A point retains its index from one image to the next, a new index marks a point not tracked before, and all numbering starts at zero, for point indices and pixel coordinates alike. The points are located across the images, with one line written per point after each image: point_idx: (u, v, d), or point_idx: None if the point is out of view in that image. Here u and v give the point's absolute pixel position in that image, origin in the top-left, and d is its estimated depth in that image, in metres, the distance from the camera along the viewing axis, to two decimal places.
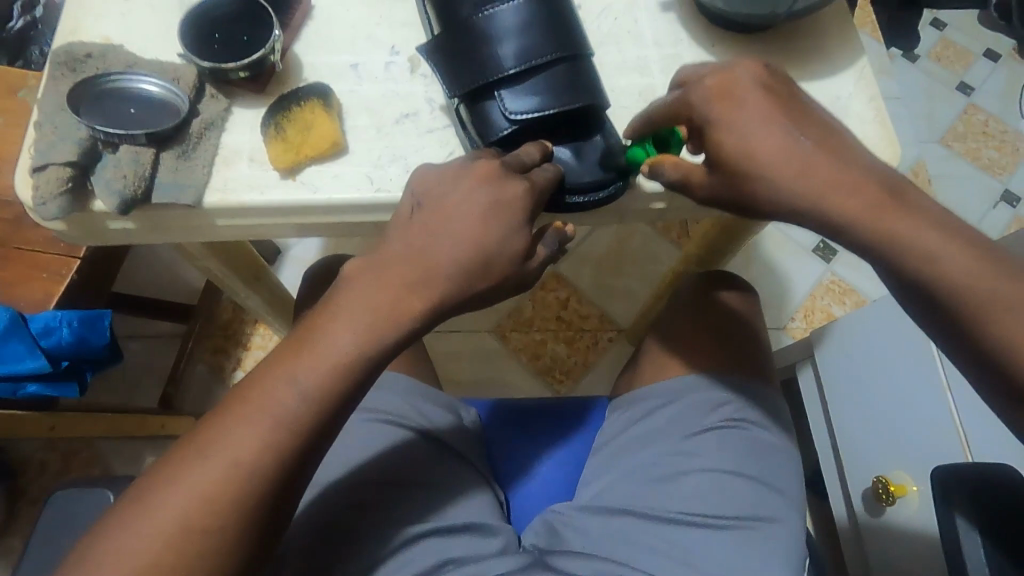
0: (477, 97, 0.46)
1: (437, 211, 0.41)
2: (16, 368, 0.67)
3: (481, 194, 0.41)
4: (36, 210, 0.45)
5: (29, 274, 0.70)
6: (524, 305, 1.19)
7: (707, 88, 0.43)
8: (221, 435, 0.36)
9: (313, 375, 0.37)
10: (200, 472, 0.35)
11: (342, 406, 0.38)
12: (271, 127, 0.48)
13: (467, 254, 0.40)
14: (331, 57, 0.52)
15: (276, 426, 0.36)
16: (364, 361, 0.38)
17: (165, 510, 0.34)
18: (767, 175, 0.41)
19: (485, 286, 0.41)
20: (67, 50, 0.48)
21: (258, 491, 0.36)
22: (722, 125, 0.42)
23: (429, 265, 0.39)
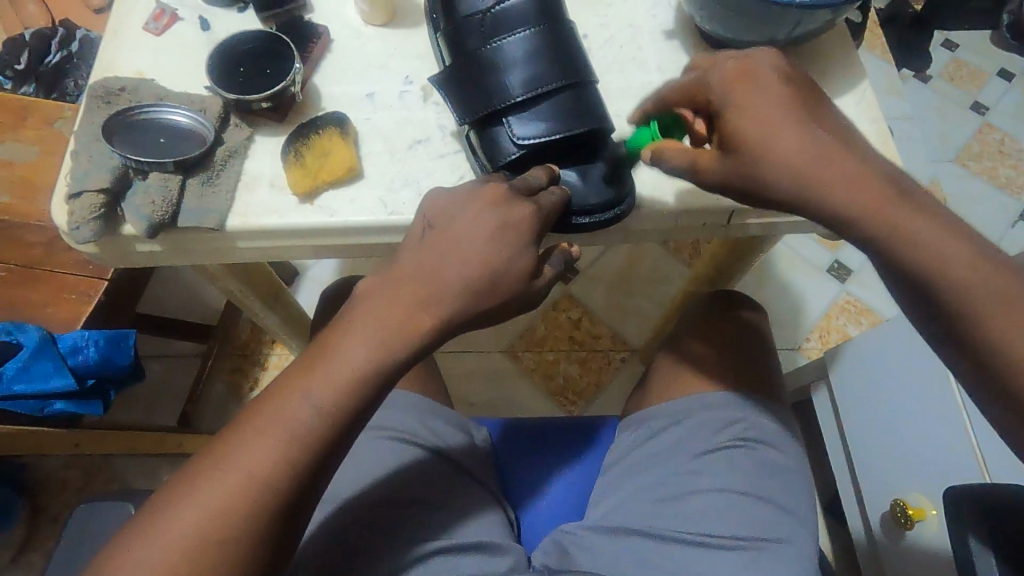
0: (486, 123, 0.48)
1: (446, 232, 0.42)
2: (40, 386, 0.68)
3: (489, 215, 0.42)
4: (70, 235, 0.47)
5: (60, 296, 0.74)
6: (536, 325, 1.20)
7: (726, 73, 0.43)
8: (235, 449, 0.37)
9: (325, 390, 0.38)
10: (215, 485, 0.36)
11: (352, 421, 0.39)
12: (291, 153, 0.50)
13: (475, 273, 0.41)
14: (348, 87, 0.54)
15: (289, 440, 0.37)
16: (375, 375, 0.39)
17: (180, 522, 0.36)
18: (781, 161, 0.41)
19: (491, 303, 0.42)
20: (103, 85, 0.51)
21: (271, 505, 0.37)
22: (737, 109, 0.42)
23: (439, 281, 0.41)
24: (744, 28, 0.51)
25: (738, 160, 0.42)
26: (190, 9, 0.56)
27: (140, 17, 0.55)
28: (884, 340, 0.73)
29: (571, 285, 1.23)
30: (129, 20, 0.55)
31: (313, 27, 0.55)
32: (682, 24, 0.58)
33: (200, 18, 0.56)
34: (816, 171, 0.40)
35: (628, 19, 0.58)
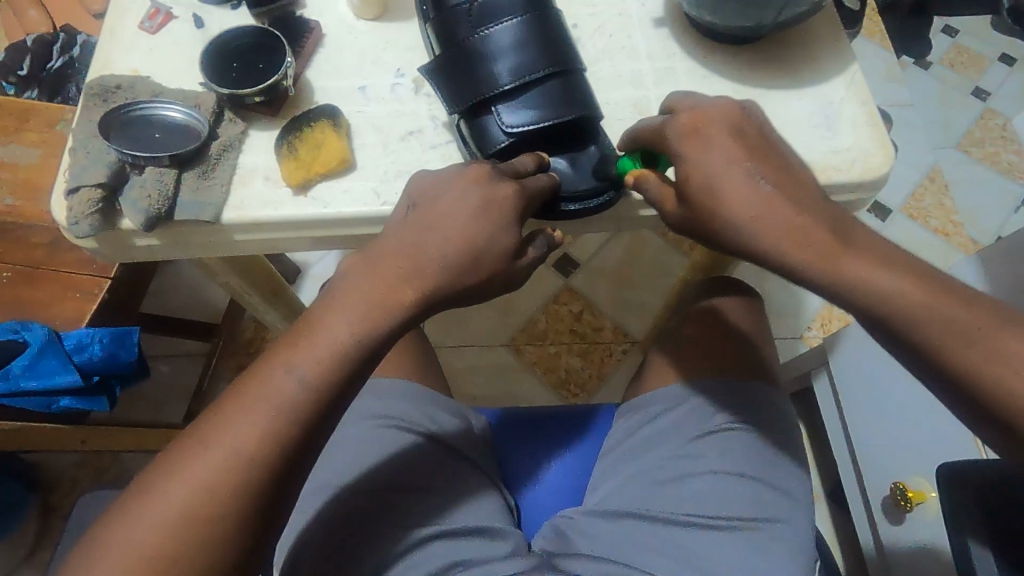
0: (476, 112, 0.49)
1: (430, 211, 0.43)
2: (49, 383, 0.69)
3: (471, 194, 0.43)
4: (69, 230, 0.48)
5: (64, 295, 0.76)
6: (537, 319, 1.21)
7: (679, 123, 0.45)
8: (223, 426, 0.38)
9: (310, 364, 0.39)
10: (203, 461, 0.37)
11: (336, 393, 0.39)
12: (284, 147, 0.51)
13: (457, 250, 0.42)
14: (341, 81, 0.55)
15: (275, 415, 0.38)
16: (358, 351, 0.40)
17: (170, 498, 0.36)
18: (728, 223, 0.42)
19: (474, 278, 0.43)
20: (99, 83, 0.52)
21: (258, 480, 0.37)
22: (689, 163, 0.43)
23: (422, 261, 0.42)
24: (731, 14, 0.52)
25: (694, 209, 0.44)
26: (185, 7, 0.57)
27: (135, 16, 0.56)
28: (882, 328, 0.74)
29: (572, 279, 1.23)
30: (125, 20, 0.56)
31: (305, 23, 0.56)
32: (671, 12, 0.58)
33: (194, 16, 0.57)
34: (764, 226, 0.41)
35: (617, 9, 0.59)
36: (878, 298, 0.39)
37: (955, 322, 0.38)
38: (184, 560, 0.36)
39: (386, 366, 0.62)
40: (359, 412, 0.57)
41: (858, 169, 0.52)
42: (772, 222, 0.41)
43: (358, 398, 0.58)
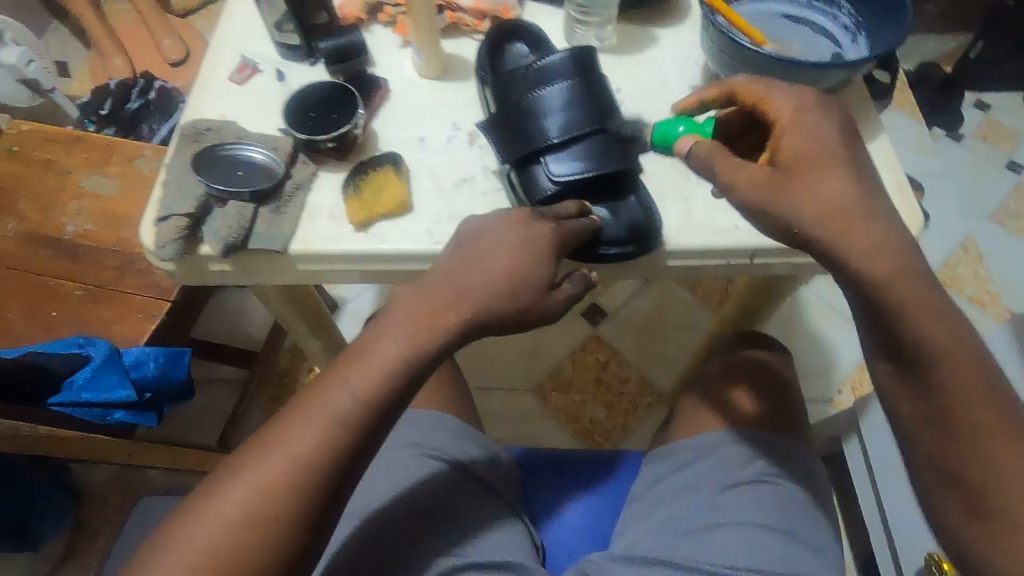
0: (526, 163, 0.53)
1: (480, 245, 0.47)
2: (107, 395, 0.73)
3: (514, 233, 0.47)
4: (156, 254, 0.53)
5: (126, 315, 0.81)
6: (564, 366, 1.23)
7: (794, 98, 0.45)
8: (282, 437, 0.41)
9: (364, 381, 0.42)
10: (262, 467, 0.40)
11: (384, 411, 0.42)
12: (350, 188, 0.56)
13: (500, 282, 0.46)
14: (403, 132, 0.61)
15: (327, 430, 0.41)
16: (406, 371, 0.43)
17: (232, 499, 0.39)
18: (828, 204, 0.41)
19: (512, 311, 0.46)
20: (192, 125, 0.58)
21: (311, 489, 0.40)
22: (798, 134, 0.43)
23: (465, 294, 0.45)
24: None
25: (790, 182, 0.42)
26: (269, 63, 0.65)
27: (226, 70, 0.64)
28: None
29: (599, 328, 1.26)
30: (217, 73, 0.64)
31: (376, 80, 0.63)
32: (708, 81, 0.63)
33: (277, 70, 0.64)
34: (863, 222, 0.41)
35: (657, 77, 0.64)
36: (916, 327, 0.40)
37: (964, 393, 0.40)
38: (239, 559, 0.38)
39: (424, 398, 0.64)
40: (399, 439, 0.60)
41: None
42: (847, 230, 0.41)
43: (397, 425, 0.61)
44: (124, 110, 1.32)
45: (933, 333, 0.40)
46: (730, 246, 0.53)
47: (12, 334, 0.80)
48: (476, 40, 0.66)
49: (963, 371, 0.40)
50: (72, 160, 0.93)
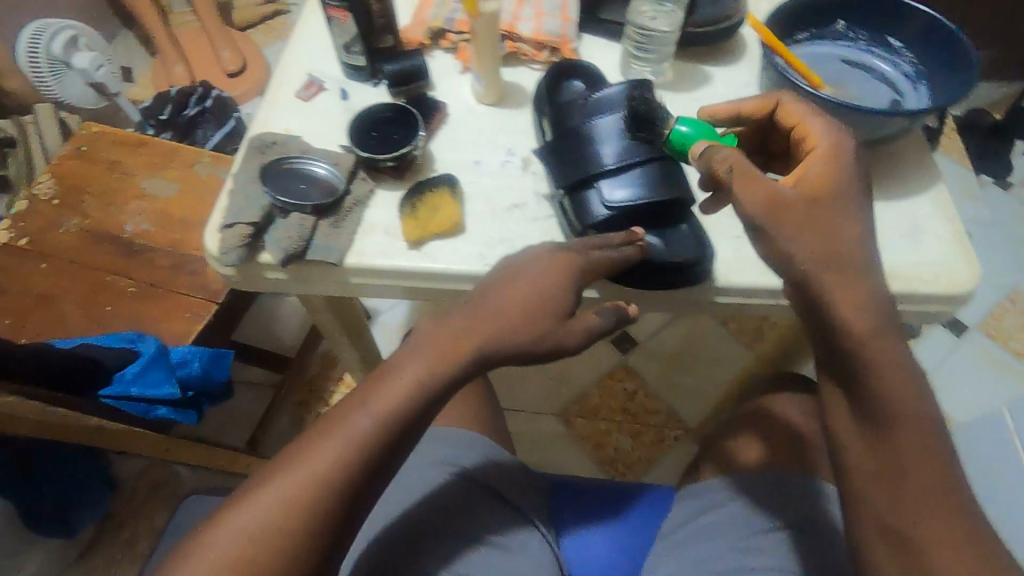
0: (579, 189, 0.53)
1: (509, 272, 0.48)
2: (152, 391, 0.75)
3: (544, 262, 0.47)
4: (219, 260, 0.55)
5: (175, 314, 0.84)
6: (590, 393, 1.22)
7: (828, 148, 0.45)
8: (305, 451, 0.42)
9: (384, 401, 0.43)
10: (287, 478, 0.41)
11: (404, 429, 0.43)
12: (407, 207, 0.57)
13: (516, 311, 0.45)
14: (458, 156, 0.62)
15: (347, 447, 0.41)
16: (426, 393, 0.43)
17: (253, 511, 0.40)
18: (834, 252, 0.41)
19: (539, 342, 0.45)
20: (260, 138, 0.61)
21: (328, 505, 0.41)
22: (822, 179, 0.43)
23: (495, 318, 0.45)
24: None
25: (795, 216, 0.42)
26: (334, 82, 0.67)
27: (293, 87, 0.67)
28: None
29: (628, 356, 1.25)
30: (284, 89, 0.67)
31: (436, 103, 0.64)
32: None
33: (341, 89, 0.67)
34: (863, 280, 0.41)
35: None
36: (883, 380, 0.39)
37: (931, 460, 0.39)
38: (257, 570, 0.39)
39: (459, 419, 0.65)
40: (433, 457, 0.61)
41: (943, 281, 0.53)
42: (848, 282, 0.41)
43: (432, 443, 0.62)
44: (181, 117, 1.37)
45: (913, 397, 0.39)
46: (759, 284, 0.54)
47: (66, 325, 0.83)
48: (532, 70, 0.68)
49: (925, 437, 0.39)
50: (135, 162, 0.98)
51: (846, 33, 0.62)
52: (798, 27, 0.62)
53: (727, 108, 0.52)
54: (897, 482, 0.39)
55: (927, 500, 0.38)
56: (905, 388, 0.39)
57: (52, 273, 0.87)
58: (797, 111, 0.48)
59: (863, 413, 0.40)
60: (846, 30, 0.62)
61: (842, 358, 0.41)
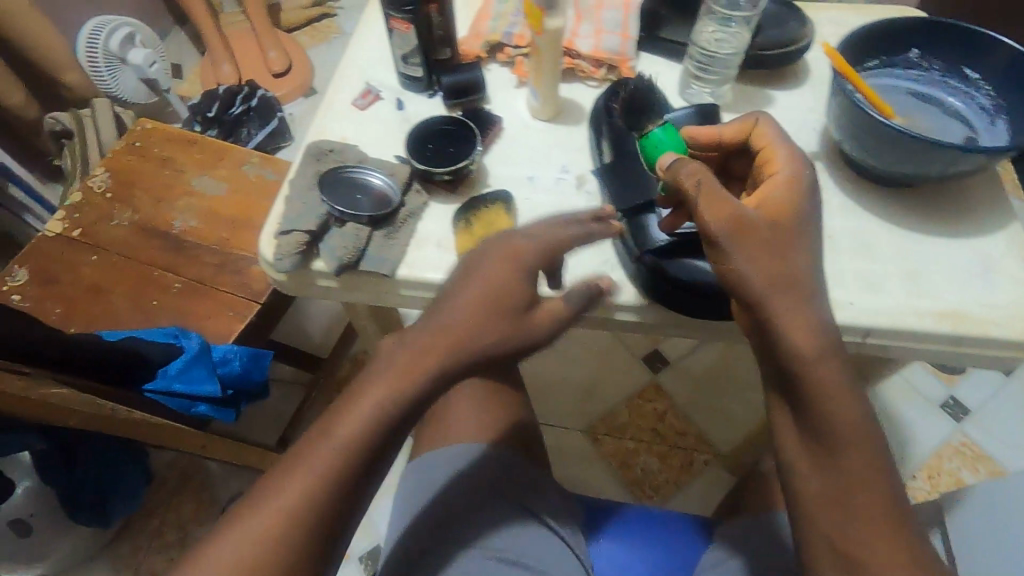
0: (640, 211, 0.53)
1: (460, 280, 0.45)
2: (193, 389, 0.76)
3: (490, 266, 0.45)
4: (273, 265, 0.55)
5: (219, 312, 0.85)
6: (619, 412, 1.20)
7: (788, 180, 0.47)
8: (272, 481, 0.40)
9: (348, 426, 0.40)
10: (263, 511, 0.39)
11: (370, 452, 0.41)
12: (461, 222, 0.57)
13: (477, 325, 0.43)
14: (512, 171, 0.62)
15: (315, 474, 0.39)
16: (386, 415, 0.41)
17: (220, 550, 0.38)
18: (784, 276, 0.43)
19: (513, 344, 0.45)
20: (317, 145, 0.61)
21: (294, 538, 0.38)
22: (781, 209, 0.45)
23: (450, 325, 0.43)
24: (896, 160, 0.53)
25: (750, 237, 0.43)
26: (391, 92, 0.68)
27: (350, 95, 0.67)
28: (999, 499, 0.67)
29: (659, 375, 1.23)
30: (341, 97, 0.67)
31: (492, 118, 0.64)
32: (824, 149, 0.61)
33: (397, 99, 0.67)
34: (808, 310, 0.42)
35: None
36: (841, 410, 0.40)
37: (880, 497, 0.40)
38: None
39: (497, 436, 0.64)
40: (476, 477, 0.61)
41: (1019, 326, 0.51)
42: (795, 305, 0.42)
43: (477, 460, 0.62)
44: (228, 115, 1.39)
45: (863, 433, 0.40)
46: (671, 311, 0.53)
47: (114, 317, 0.85)
48: (588, 86, 0.67)
49: (875, 473, 0.40)
50: (186, 159, 1.00)
51: (919, 62, 0.60)
52: (869, 54, 0.60)
53: (709, 131, 0.53)
54: (851, 511, 0.40)
55: (878, 533, 0.39)
56: (856, 416, 0.41)
57: (102, 266, 0.89)
58: (771, 137, 0.50)
59: (819, 446, 0.41)
60: (918, 58, 0.60)
61: (790, 379, 0.42)
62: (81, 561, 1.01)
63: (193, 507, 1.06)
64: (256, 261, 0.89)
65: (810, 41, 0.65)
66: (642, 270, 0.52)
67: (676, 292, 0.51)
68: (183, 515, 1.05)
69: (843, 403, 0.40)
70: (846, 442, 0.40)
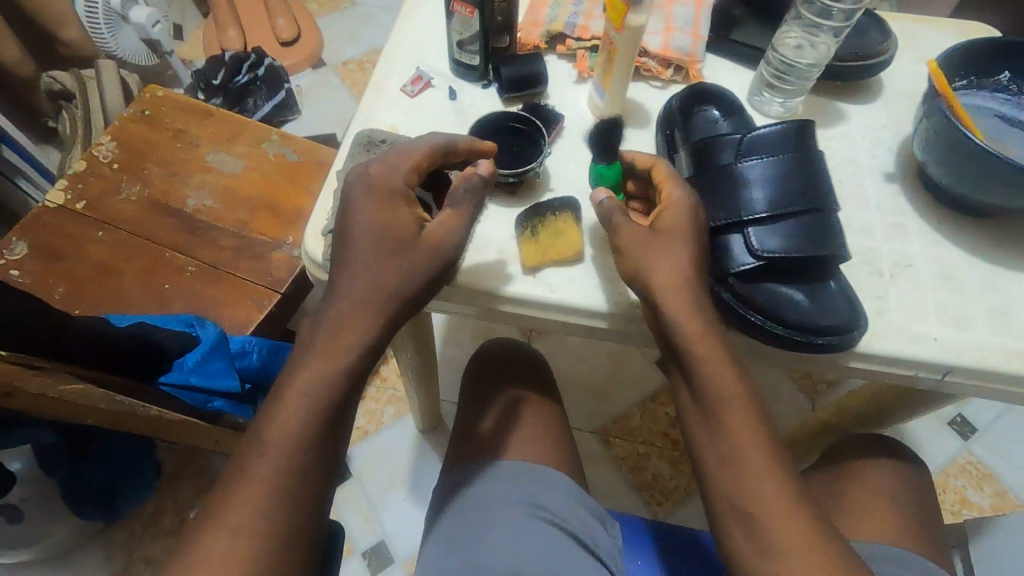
0: (720, 231, 0.49)
1: (341, 226, 0.46)
2: (212, 382, 0.72)
3: (367, 207, 0.45)
4: (321, 265, 0.51)
5: (237, 300, 0.80)
6: (632, 414, 1.17)
7: (677, 192, 0.48)
8: (248, 467, 0.41)
9: (308, 402, 0.42)
10: (238, 498, 0.39)
11: (339, 421, 0.43)
12: (526, 230, 0.53)
13: (381, 287, 0.44)
14: (576, 175, 0.58)
15: (285, 449, 0.41)
16: (345, 383, 0.43)
17: (213, 547, 0.38)
18: (650, 273, 0.46)
19: (420, 274, 0.45)
20: (368, 134, 0.57)
21: (279, 519, 0.40)
22: (666, 217, 0.47)
23: (368, 274, 0.44)
24: (992, 192, 0.50)
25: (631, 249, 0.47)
26: (443, 79, 0.63)
27: (400, 79, 0.62)
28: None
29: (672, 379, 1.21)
30: (391, 81, 0.62)
31: (554, 114, 0.60)
32: (902, 170, 0.58)
33: (450, 88, 0.62)
34: (670, 289, 0.46)
35: (846, 156, 0.59)
36: (712, 372, 0.45)
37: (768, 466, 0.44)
38: None
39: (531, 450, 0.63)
40: (517, 497, 0.60)
41: None
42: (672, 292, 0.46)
43: (512, 482, 0.61)
44: (233, 84, 1.31)
45: (729, 399, 0.45)
46: (578, 302, 0.52)
47: (125, 300, 0.80)
48: (654, 87, 0.63)
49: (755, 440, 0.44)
50: (201, 132, 0.93)
51: (1008, 85, 0.58)
52: (958, 74, 0.57)
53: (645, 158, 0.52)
54: (736, 469, 0.44)
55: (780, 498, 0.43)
56: (730, 380, 0.45)
57: (109, 242, 0.83)
58: (665, 173, 0.50)
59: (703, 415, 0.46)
60: (1008, 82, 0.58)
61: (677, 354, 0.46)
62: (66, 550, 0.93)
63: (190, 492, 0.99)
64: (278, 247, 0.84)
65: (893, 55, 0.61)
66: (722, 296, 0.48)
67: (760, 321, 0.48)
68: (179, 502, 0.98)
69: (717, 370, 0.45)
70: (723, 410, 0.45)
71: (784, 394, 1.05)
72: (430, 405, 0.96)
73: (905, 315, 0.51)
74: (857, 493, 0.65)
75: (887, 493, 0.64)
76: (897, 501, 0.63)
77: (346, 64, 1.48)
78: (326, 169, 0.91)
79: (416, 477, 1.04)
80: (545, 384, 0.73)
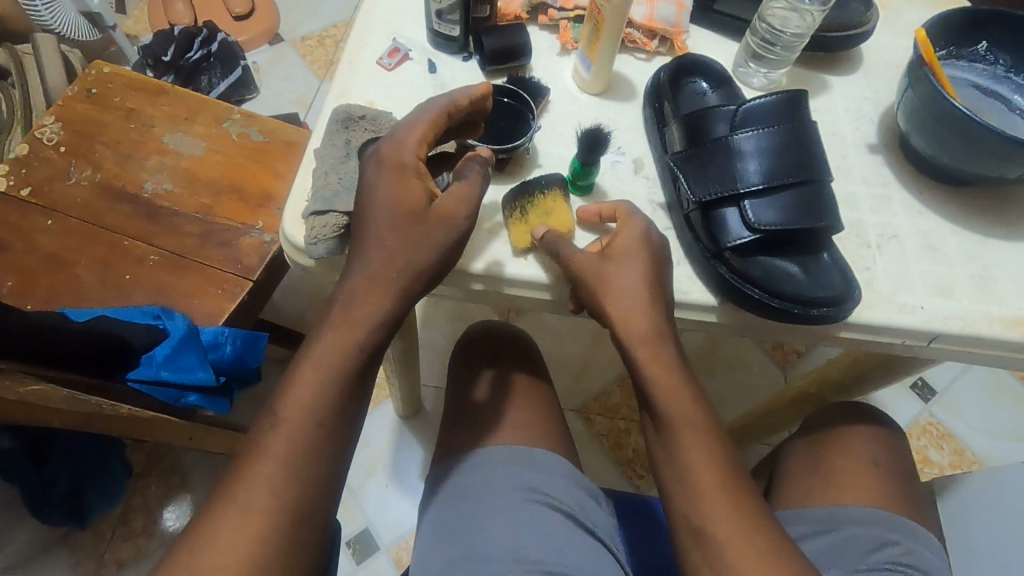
0: (715, 205, 0.49)
1: (361, 203, 0.45)
2: (185, 377, 0.68)
3: (387, 184, 0.45)
4: (303, 248, 0.49)
5: (204, 289, 0.76)
6: (611, 391, 1.17)
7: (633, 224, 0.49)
8: (249, 466, 0.40)
9: (306, 398, 0.41)
10: (244, 492, 0.39)
11: (334, 412, 0.42)
12: (514, 210, 0.52)
13: (383, 273, 0.44)
14: (564, 150, 0.56)
15: (285, 444, 0.40)
16: (338, 374, 0.42)
17: (218, 550, 0.37)
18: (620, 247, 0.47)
19: (411, 260, 0.44)
20: (346, 110, 0.53)
21: (282, 515, 0.39)
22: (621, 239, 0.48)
23: (376, 268, 0.44)
24: (973, 160, 0.51)
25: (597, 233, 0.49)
26: (421, 51, 0.60)
27: (376, 52, 0.59)
28: (1005, 488, 0.70)
29: None
30: (366, 53, 0.59)
31: (540, 87, 0.58)
32: (884, 140, 0.59)
33: (428, 61, 0.59)
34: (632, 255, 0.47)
35: (831, 128, 0.60)
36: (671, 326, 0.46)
37: None
38: None
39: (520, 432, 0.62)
40: (514, 482, 0.58)
41: None
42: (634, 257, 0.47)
43: (509, 468, 0.60)
44: (184, 60, 1.23)
45: None
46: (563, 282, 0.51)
47: (82, 292, 0.75)
48: (637, 59, 0.62)
49: None
50: (156, 111, 0.87)
51: (986, 55, 0.58)
52: (938, 45, 0.58)
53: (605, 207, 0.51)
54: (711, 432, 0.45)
55: None
56: None
57: (60, 232, 0.78)
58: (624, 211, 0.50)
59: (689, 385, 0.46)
60: (985, 52, 0.58)
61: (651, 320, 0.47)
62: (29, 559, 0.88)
63: (160, 492, 0.94)
64: (247, 232, 0.80)
65: (874, 25, 0.61)
66: (721, 269, 0.48)
67: (760, 292, 0.48)
68: (150, 501, 0.94)
69: None
70: None
71: (759, 366, 1.07)
72: (410, 391, 0.94)
73: (891, 284, 0.52)
74: (840, 459, 0.65)
75: (866, 457, 0.65)
76: (878, 465, 0.64)
77: (306, 40, 1.41)
78: (293, 149, 0.87)
79: (394, 463, 1.02)
80: (526, 364, 0.71)
